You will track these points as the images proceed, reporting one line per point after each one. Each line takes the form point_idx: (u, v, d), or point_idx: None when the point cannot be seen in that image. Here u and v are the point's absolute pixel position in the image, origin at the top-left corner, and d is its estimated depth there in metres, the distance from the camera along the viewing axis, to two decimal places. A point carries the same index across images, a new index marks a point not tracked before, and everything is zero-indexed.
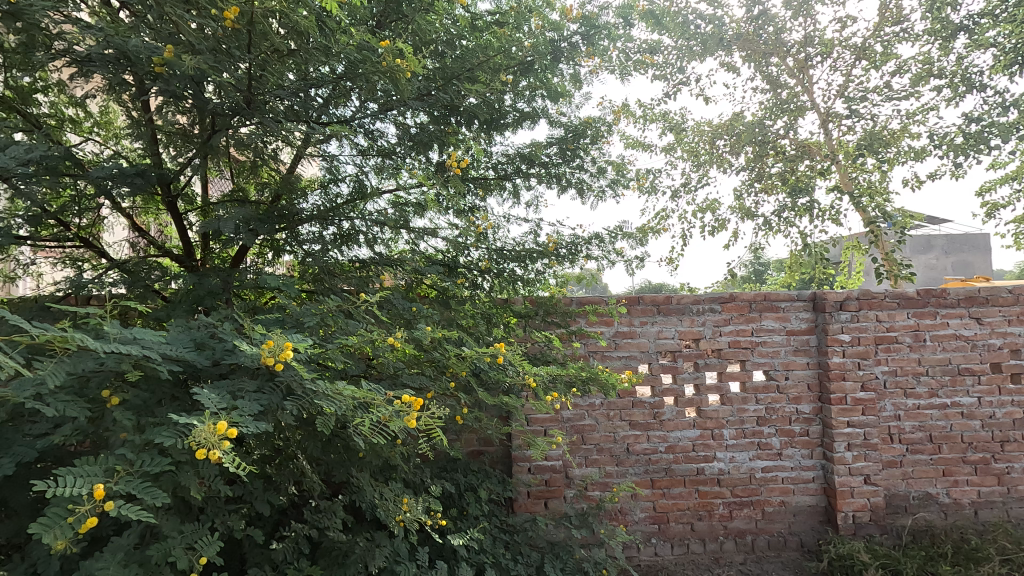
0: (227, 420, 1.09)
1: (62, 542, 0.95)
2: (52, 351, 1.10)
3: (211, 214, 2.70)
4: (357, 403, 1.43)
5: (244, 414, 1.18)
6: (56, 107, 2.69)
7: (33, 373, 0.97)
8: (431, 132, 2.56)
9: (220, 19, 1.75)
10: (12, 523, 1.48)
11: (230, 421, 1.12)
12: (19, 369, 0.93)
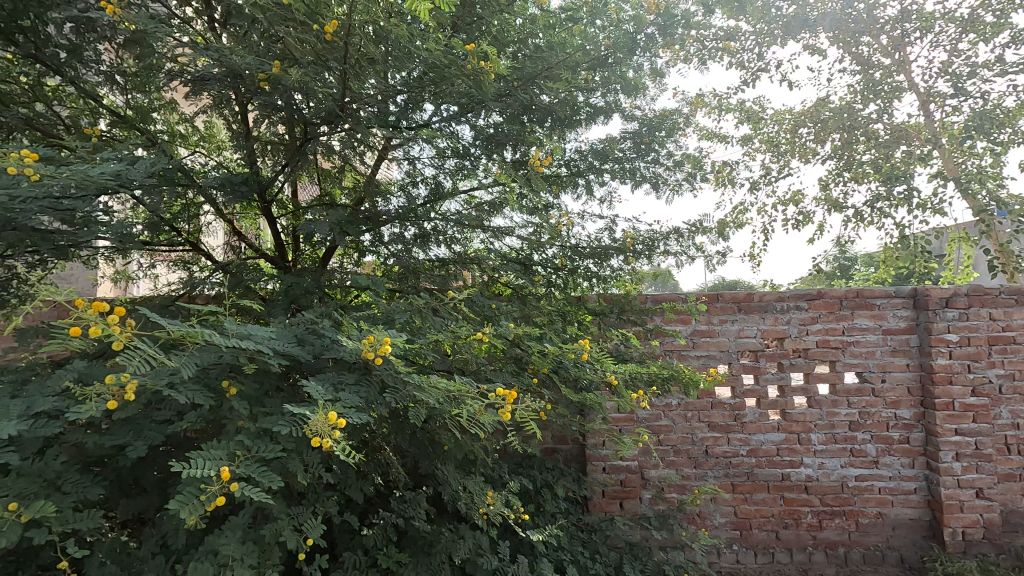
0: (335, 411, 1.16)
1: (196, 518, 1.05)
2: (181, 345, 1.21)
3: (301, 218, 2.88)
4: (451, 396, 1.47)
5: (348, 405, 1.24)
6: (169, 124, 2.97)
7: (169, 364, 1.07)
8: (508, 132, 2.59)
9: (318, 34, 1.87)
10: (143, 499, 1.66)
11: (338, 412, 1.20)
12: (159, 360, 1.03)
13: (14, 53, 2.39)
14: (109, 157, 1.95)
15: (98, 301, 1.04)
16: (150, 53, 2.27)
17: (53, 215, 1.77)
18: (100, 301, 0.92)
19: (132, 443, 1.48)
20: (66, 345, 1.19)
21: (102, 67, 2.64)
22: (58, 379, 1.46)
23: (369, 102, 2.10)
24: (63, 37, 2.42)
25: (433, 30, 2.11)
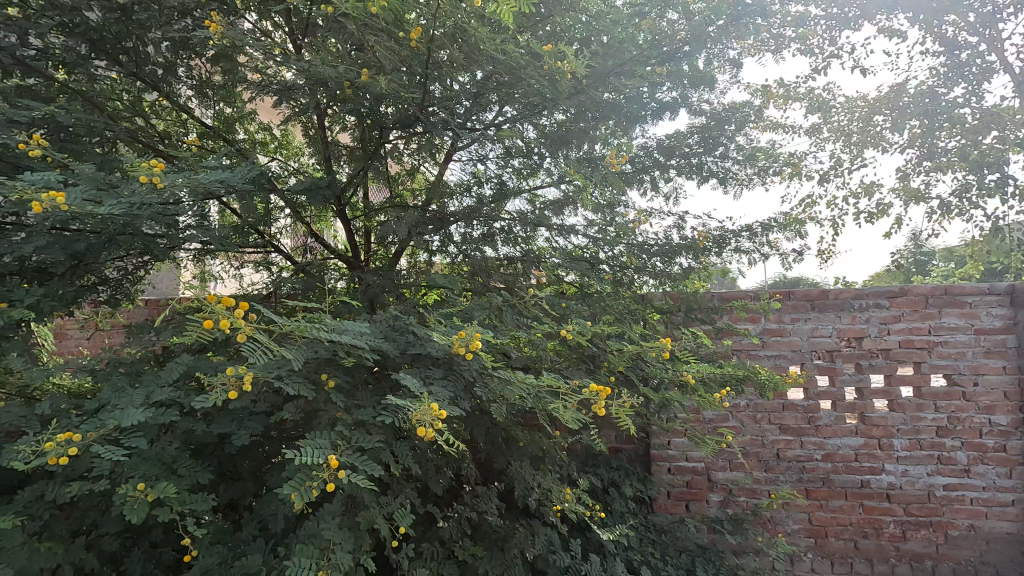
0: (434, 401, 1.20)
1: (309, 502, 1.11)
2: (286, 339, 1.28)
3: (373, 219, 2.99)
4: (543, 390, 1.48)
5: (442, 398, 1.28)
6: (250, 132, 3.14)
7: (281, 357, 1.14)
8: (574, 130, 2.59)
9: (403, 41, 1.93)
10: (240, 486, 1.77)
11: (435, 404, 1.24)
12: (275, 352, 1.10)
13: (119, 73, 2.61)
14: (211, 165, 2.11)
15: (224, 297, 1.13)
16: (238, 73, 2.56)
17: (163, 220, 1.93)
18: (228, 296, 1.00)
19: (235, 432, 1.59)
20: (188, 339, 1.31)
21: (192, 82, 2.84)
22: (172, 371, 1.59)
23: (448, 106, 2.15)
24: (160, 56, 2.63)
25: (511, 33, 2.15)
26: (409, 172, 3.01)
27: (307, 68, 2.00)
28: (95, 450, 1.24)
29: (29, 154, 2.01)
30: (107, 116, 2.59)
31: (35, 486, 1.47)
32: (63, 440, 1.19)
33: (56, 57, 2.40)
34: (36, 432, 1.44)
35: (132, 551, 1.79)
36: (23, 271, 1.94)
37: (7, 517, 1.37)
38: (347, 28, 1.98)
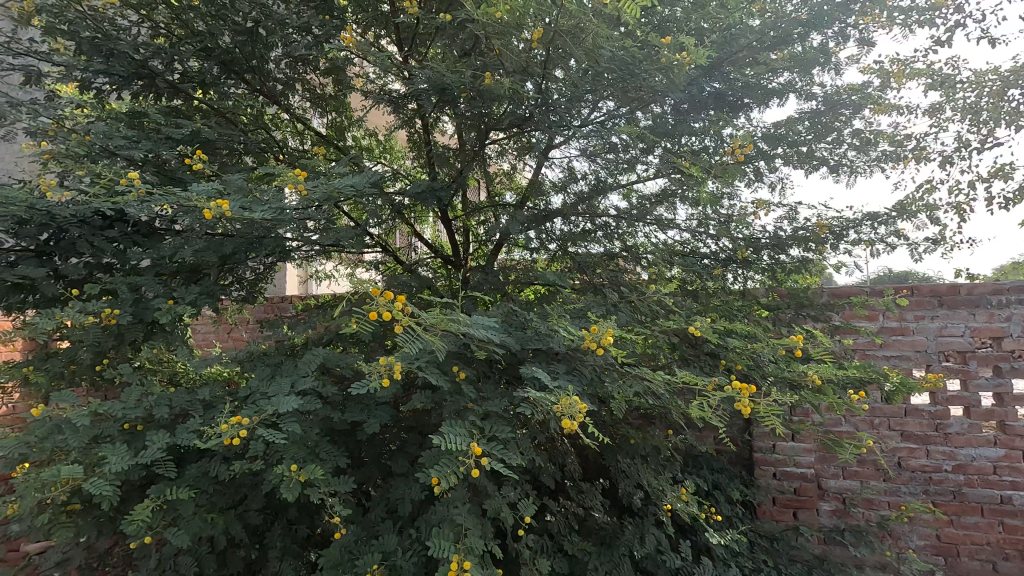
0: (572, 395, 1.24)
1: (457, 486, 1.18)
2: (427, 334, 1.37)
3: (473, 219, 3.07)
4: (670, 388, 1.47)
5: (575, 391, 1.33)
6: (356, 139, 3.32)
7: (430, 349, 1.22)
8: (681, 121, 2.49)
9: (527, 38, 1.97)
10: (366, 470, 1.90)
11: (569, 398, 1.28)
12: (428, 344, 1.18)
13: (246, 90, 2.82)
14: (339, 171, 2.26)
15: (380, 290, 1.23)
16: (343, 74, 2.89)
17: (296, 224, 2.09)
18: (396, 287, 1.09)
19: (367, 420, 1.72)
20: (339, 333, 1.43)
21: (306, 95, 3.04)
22: (310, 363, 1.72)
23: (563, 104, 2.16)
24: (281, 72, 2.84)
25: (629, 27, 2.13)
26: (506, 171, 3.07)
27: (429, 76, 2.08)
28: (260, 433, 1.41)
29: (186, 169, 2.28)
30: (240, 129, 2.82)
31: (200, 464, 1.65)
32: (235, 423, 1.38)
33: (196, 78, 2.61)
34: (203, 416, 1.61)
35: (272, 526, 1.97)
36: (180, 271, 2.20)
37: (183, 489, 1.56)
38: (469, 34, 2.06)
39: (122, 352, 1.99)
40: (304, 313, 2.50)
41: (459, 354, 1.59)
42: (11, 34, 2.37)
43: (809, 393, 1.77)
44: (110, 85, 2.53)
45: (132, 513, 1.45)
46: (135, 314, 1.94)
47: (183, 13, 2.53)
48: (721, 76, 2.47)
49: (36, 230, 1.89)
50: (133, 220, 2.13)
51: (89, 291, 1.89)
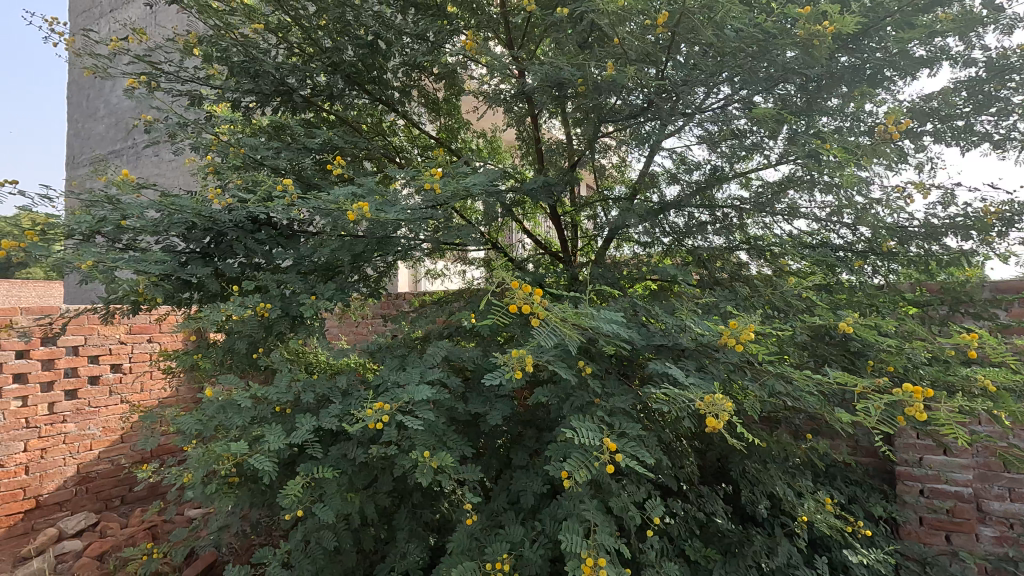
0: (713, 392, 1.20)
1: (592, 480, 1.18)
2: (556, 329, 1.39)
3: (582, 214, 3.04)
4: (817, 389, 1.36)
5: (713, 388, 1.28)
6: (467, 141, 3.42)
7: (564, 342, 1.24)
8: (813, 101, 2.27)
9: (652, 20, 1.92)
10: (486, 460, 1.96)
11: (708, 396, 1.23)
12: (564, 338, 1.19)
13: (367, 100, 2.99)
14: (456, 171, 2.34)
15: (513, 283, 1.28)
16: (457, 77, 2.99)
17: (418, 224, 2.20)
18: (533, 280, 1.13)
19: (489, 412, 1.77)
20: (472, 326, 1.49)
21: (422, 101, 3.18)
22: (436, 356, 1.80)
23: (685, 90, 2.07)
24: (398, 81, 2.99)
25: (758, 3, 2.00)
26: (616, 165, 3.01)
27: (543, 70, 2.07)
28: (397, 419, 1.50)
29: (321, 176, 2.49)
30: (364, 136, 3.00)
31: (340, 446, 1.78)
32: (377, 408, 1.48)
33: (325, 92, 2.80)
34: (343, 402, 1.74)
35: (399, 509, 2.08)
36: (317, 270, 2.40)
37: (327, 468, 1.70)
38: (588, 25, 2.05)
39: (270, 342, 2.21)
40: (423, 308, 2.61)
41: (583, 349, 1.58)
42: (179, 64, 2.70)
43: (982, 401, 1.54)
44: (255, 103, 2.80)
45: (287, 488, 1.61)
46: (283, 309, 2.14)
47: (313, 32, 2.73)
48: (866, 48, 2.22)
49: (202, 233, 2.14)
50: (276, 223, 2.36)
51: (245, 287, 2.11)
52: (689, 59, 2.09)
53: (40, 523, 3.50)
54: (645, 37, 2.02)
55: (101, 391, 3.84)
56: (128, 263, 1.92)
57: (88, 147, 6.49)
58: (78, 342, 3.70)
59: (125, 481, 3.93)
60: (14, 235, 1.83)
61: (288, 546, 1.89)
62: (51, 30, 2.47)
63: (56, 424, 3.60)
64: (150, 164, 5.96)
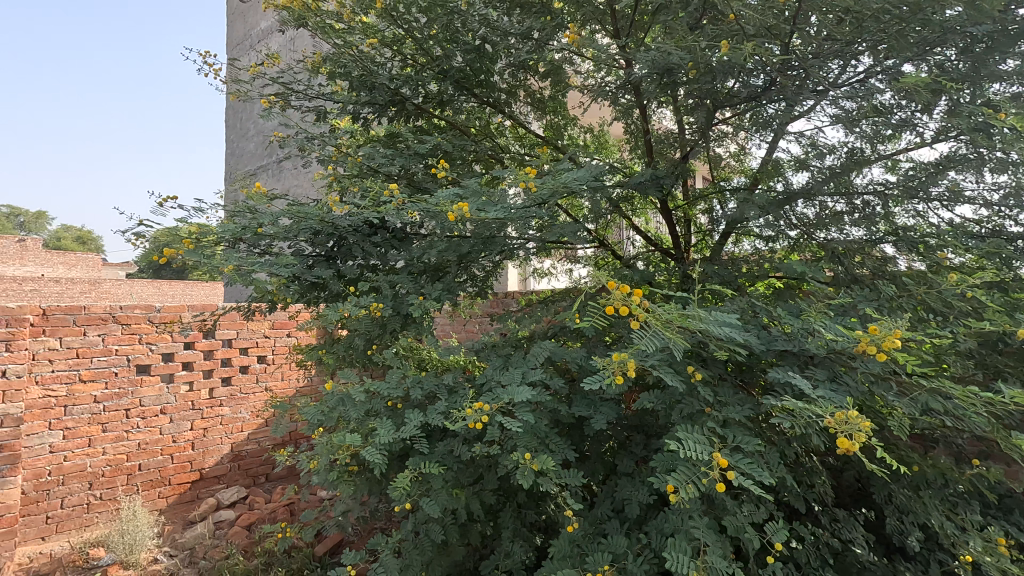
0: (846, 409, 1.06)
1: (700, 497, 1.10)
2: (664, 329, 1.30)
3: (696, 208, 2.85)
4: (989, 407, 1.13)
5: (844, 403, 1.14)
6: (573, 138, 3.37)
7: (669, 347, 1.16)
8: (982, 65, 1.93)
9: None
10: (590, 464, 1.91)
11: (838, 412, 1.09)
12: (669, 344, 1.11)
13: (475, 104, 3.05)
14: (560, 168, 2.29)
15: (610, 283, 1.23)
16: (562, 73, 2.94)
17: (523, 223, 2.20)
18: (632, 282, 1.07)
19: (594, 415, 1.71)
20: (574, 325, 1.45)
21: (528, 100, 3.19)
22: (539, 356, 1.77)
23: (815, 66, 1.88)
24: (505, 83, 3.01)
25: None
26: (735, 153, 2.79)
27: (654, 57, 1.94)
28: (498, 419, 1.51)
29: (432, 178, 2.59)
30: (472, 139, 3.05)
31: (447, 442, 1.82)
32: (477, 408, 1.50)
33: (437, 99, 2.92)
34: (448, 399, 1.78)
35: (505, 507, 2.09)
36: (427, 270, 2.48)
37: (433, 463, 1.74)
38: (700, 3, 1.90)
39: (385, 339, 2.33)
40: (529, 308, 2.60)
41: (692, 353, 1.48)
42: (308, 82, 2.95)
43: None
44: (373, 114, 2.97)
45: (396, 481, 1.68)
46: (395, 308, 2.25)
47: (424, 42, 2.81)
48: None
49: (325, 238, 2.30)
50: (391, 225, 2.44)
51: (362, 287, 2.24)
52: (819, 30, 1.87)
53: (202, 492, 4.04)
54: (764, 8, 1.84)
55: (249, 379, 4.31)
56: (263, 266, 2.12)
57: (240, 165, 7.39)
58: (230, 335, 4.19)
59: (268, 461, 4.38)
60: (175, 243, 2.10)
61: (399, 535, 1.98)
62: (205, 62, 2.81)
63: (215, 407, 4.12)
64: (288, 176, 6.64)
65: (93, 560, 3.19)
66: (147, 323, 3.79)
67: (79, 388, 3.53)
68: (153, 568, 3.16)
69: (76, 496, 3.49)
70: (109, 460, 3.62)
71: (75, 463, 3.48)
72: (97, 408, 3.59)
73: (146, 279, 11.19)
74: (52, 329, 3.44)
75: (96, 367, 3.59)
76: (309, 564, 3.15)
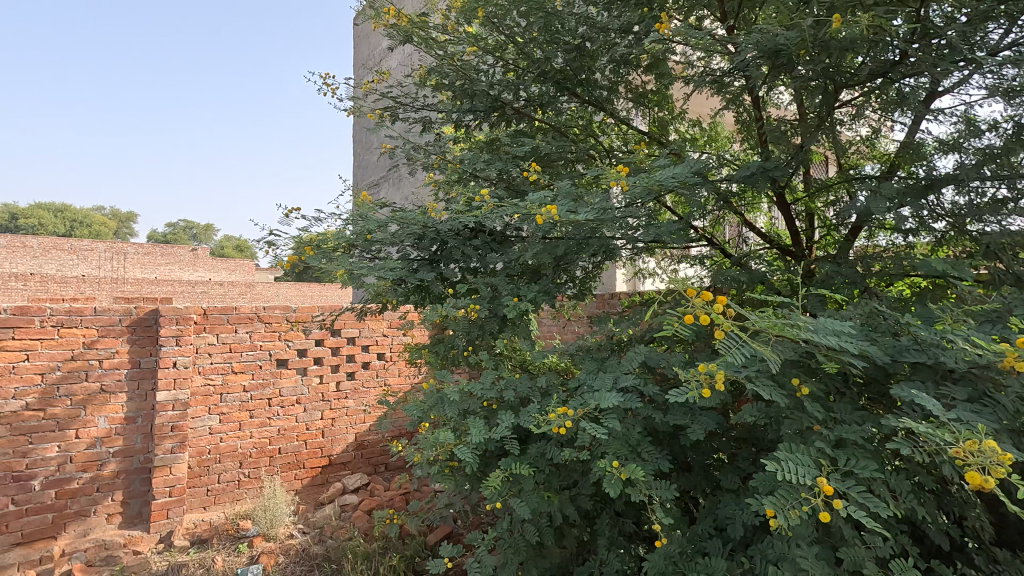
0: (977, 437, 0.96)
1: (801, 524, 1.04)
2: (765, 338, 1.23)
3: (819, 200, 2.58)
4: None
5: (978, 428, 1.02)
6: (679, 133, 3.21)
7: (764, 358, 1.13)
8: None
9: None
10: (691, 477, 1.82)
11: (967, 438, 0.99)
12: (764, 355, 1.08)
13: (577, 103, 3.00)
14: (660, 164, 2.18)
15: (694, 291, 1.33)
16: (666, 65, 2.80)
17: (620, 223, 2.13)
18: (714, 291, 1.08)
19: (691, 425, 1.63)
20: (667, 332, 1.42)
21: (629, 96, 3.08)
22: (633, 360, 1.72)
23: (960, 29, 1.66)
24: (605, 80, 2.94)
25: None
26: (866, 137, 2.49)
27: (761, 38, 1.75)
28: (583, 425, 1.50)
29: (530, 181, 2.60)
30: (572, 139, 3.02)
31: (539, 445, 1.82)
32: (562, 413, 1.50)
33: (537, 100, 2.88)
34: (540, 402, 1.79)
35: (601, 514, 2.04)
36: (526, 272, 2.51)
37: (525, 465, 1.76)
38: None
39: (484, 340, 2.38)
40: (630, 310, 2.51)
41: (799, 363, 1.37)
42: (415, 96, 3.11)
43: None
44: (475, 121, 3.05)
45: (488, 480, 1.73)
46: (493, 310, 2.30)
47: (525, 46, 2.79)
48: None
49: (427, 243, 2.38)
50: (490, 228, 2.46)
51: (461, 290, 2.32)
52: None
53: (331, 477, 4.43)
54: None
55: (370, 374, 4.66)
56: (371, 270, 2.27)
57: (363, 177, 8.00)
58: (353, 334, 4.55)
59: (387, 451, 4.70)
60: (300, 250, 2.40)
61: (495, 533, 2.01)
62: (326, 84, 3.08)
63: (341, 399, 4.51)
64: (405, 186, 7.05)
65: (242, 531, 3.62)
66: (285, 322, 4.25)
67: (232, 378, 4.04)
68: (289, 542, 3.51)
69: (229, 473, 4.00)
70: (255, 442, 4.10)
71: (229, 444, 3.99)
72: (246, 396, 4.08)
73: (288, 282, 12.57)
74: (210, 327, 3.96)
75: (245, 360, 4.09)
76: (421, 552, 3.32)
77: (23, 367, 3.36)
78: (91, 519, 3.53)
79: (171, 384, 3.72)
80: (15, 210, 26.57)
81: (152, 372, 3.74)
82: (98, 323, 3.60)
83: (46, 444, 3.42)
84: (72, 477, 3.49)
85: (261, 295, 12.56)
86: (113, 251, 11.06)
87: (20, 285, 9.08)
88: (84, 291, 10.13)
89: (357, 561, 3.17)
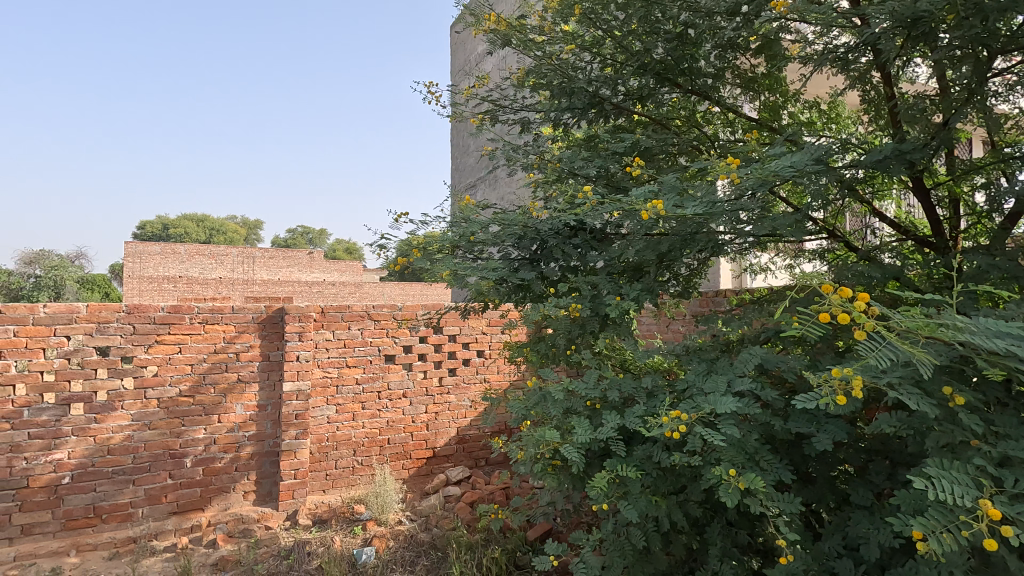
0: None
1: (960, 550, 0.92)
2: (910, 340, 1.11)
3: (966, 183, 2.28)
4: None
5: None
6: (794, 116, 2.98)
7: (912, 361, 1.02)
8: None
9: None
10: (814, 490, 1.69)
11: None
12: (913, 358, 0.97)
13: (680, 94, 2.88)
14: (774, 152, 2.04)
15: (826, 288, 1.22)
16: (778, 47, 2.60)
17: (730, 218, 2.02)
18: (853, 288, 0.99)
19: (816, 434, 1.51)
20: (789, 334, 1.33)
21: (737, 82, 2.91)
22: (749, 362, 1.62)
23: None
24: (710, 67, 2.79)
25: None
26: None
27: (895, 6, 1.62)
28: (696, 429, 1.44)
29: (631, 176, 2.54)
30: (674, 131, 2.91)
31: (645, 448, 1.78)
32: (674, 416, 1.45)
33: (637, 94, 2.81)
34: (647, 403, 1.75)
35: (712, 523, 1.95)
36: (628, 270, 2.45)
37: (632, 468, 1.72)
38: None
39: (585, 340, 2.37)
40: (741, 308, 2.38)
41: (949, 370, 1.22)
42: (513, 97, 3.15)
43: None
44: (573, 119, 3.03)
45: (594, 480, 1.71)
46: (594, 309, 2.28)
47: (623, 39, 2.73)
48: None
49: (528, 242, 2.39)
50: (590, 226, 2.43)
51: (562, 288, 2.32)
52: None
53: (436, 468, 4.63)
54: None
55: (471, 370, 4.79)
56: (475, 271, 2.33)
57: (462, 179, 8.25)
58: (455, 331, 4.71)
59: (487, 446, 4.82)
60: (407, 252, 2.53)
61: (600, 534, 1.98)
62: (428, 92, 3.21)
63: (444, 394, 4.69)
64: (502, 186, 7.18)
65: (356, 514, 3.88)
66: (392, 320, 4.49)
67: (346, 371, 4.34)
68: (398, 528, 3.72)
69: (345, 459, 4.31)
70: (367, 432, 4.39)
71: (344, 433, 4.30)
72: (358, 388, 4.38)
73: (394, 281, 13.34)
74: (328, 324, 4.28)
75: (357, 355, 4.38)
76: (521, 547, 3.38)
77: (176, 358, 3.84)
78: (231, 495, 3.97)
79: (295, 376, 4.07)
80: (166, 221, 30.45)
81: (280, 365, 4.12)
82: (235, 321, 4.02)
83: (195, 427, 3.88)
84: (215, 457, 3.93)
85: (369, 295, 13.43)
86: (244, 255, 12.37)
87: (172, 286, 10.42)
88: (221, 291, 11.44)
89: (461, 551, 3.29)
